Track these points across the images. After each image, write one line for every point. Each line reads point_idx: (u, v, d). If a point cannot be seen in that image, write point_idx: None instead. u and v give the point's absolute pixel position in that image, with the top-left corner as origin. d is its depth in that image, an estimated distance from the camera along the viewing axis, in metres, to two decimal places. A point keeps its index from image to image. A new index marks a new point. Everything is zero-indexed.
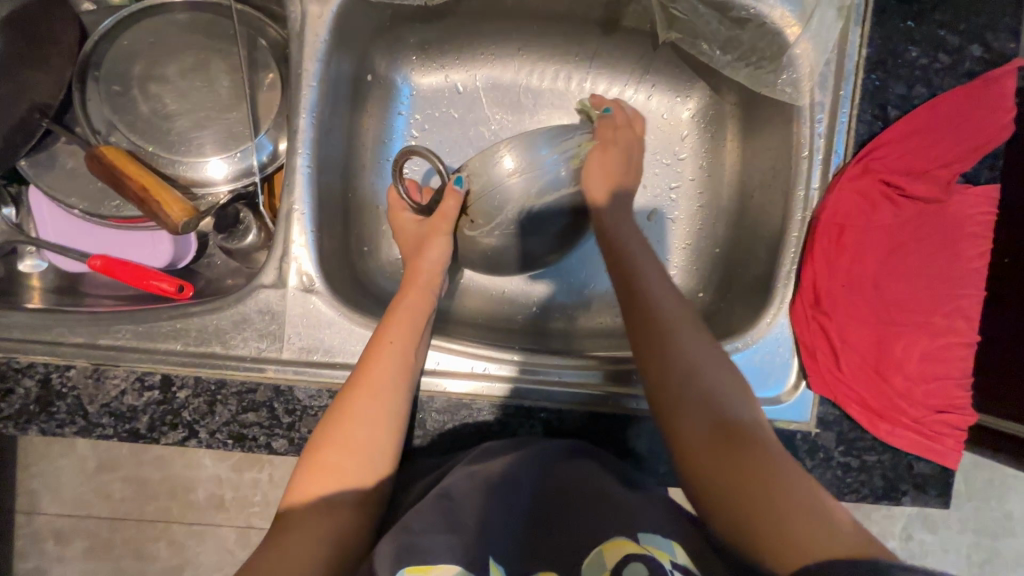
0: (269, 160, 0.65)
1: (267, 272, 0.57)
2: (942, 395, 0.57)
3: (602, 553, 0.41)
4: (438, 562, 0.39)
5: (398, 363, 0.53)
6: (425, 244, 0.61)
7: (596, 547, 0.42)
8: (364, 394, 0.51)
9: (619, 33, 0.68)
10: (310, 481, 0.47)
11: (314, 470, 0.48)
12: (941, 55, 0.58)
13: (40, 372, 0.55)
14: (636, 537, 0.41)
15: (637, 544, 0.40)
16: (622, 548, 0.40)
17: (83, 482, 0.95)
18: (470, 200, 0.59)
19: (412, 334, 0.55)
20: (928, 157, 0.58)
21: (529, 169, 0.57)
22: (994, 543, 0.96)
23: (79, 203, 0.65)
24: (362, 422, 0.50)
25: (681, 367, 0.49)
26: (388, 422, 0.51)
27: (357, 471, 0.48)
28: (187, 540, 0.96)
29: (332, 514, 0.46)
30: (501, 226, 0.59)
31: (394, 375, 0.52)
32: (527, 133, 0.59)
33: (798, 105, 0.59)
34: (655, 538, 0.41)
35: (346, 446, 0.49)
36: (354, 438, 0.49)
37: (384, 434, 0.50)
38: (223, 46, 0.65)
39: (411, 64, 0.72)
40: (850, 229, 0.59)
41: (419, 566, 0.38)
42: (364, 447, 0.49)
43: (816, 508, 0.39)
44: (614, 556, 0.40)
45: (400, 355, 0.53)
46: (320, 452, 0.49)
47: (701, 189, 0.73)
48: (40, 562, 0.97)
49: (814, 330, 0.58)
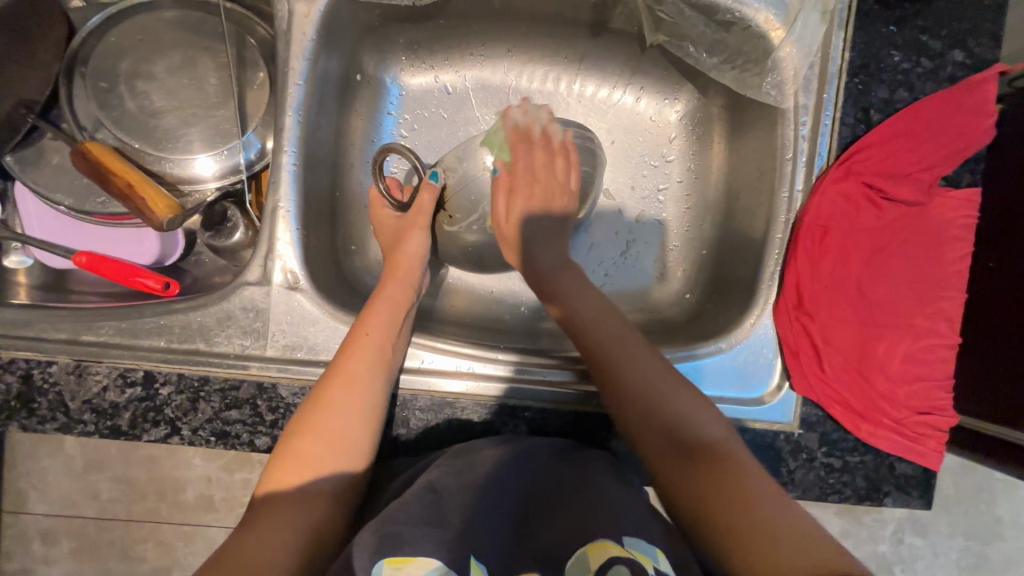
0: (257, 158, 0.65)
1: (251, 269, 0.57)
2: (924, 396, 0.58)
3: (587, 554, 0.40)
4: (419, 555, 0.39)
5: (377, 355, 0.53)
6: (402, 238, 0.62)
7: (580, 547, 0.41)
8: (342, 382, 0.51)
9: (606, 35, 0.69)
10: (285, 470, 0.47)
11: (290, 460, 0.48)
12: (923, 59, 0.59)
13: (22, 367, 0.55)
14: (622, 541, 0.41)
15: (621, 547, 0.40)
16: (606, 550, 0.39)
17: (70, 482, 0.94)
18: (447, 195, 0.62)
19: (391, 328, 0.55)
20: (911, 159, 0.58)
21: (504, 164, 0.61)
22: (984, 547, 0.96)
23: (65, 199, 0.64)
24: (339, 413, 0.50)
25: (632, 390, 0.50)
26: (363, 414, 0.51)
27: (334, 459, 0.49)
28: (175, 541, 0.96)
29: (311, 509, 0.46)
30: (479, 219, 0.63)
31: (372, 368, 0.52)
32: (500, 130, 0.62)
33: (782, 108, 0.60)
34: (638, 542, 0.41)
35: (322, 437, 0.49)
36: (331, 428, 0.49)
37: (362, 426, 0.50)
38: (212, 44, 0.65)
39: (400, 65, 0.72)
40: (832, 231, 0.59)
41: (397, 558, 0.38)
42: (342, 437, 0.49)
43: (779, 506, 0.41)
44: (598, 557, 0.39)
45: (378, 348, 0.53)
46: (298, 442, 0.48)
47: (689, 190, 0.73)
48: (26, 562, 0.96)
49: (797, 331, 0.59)
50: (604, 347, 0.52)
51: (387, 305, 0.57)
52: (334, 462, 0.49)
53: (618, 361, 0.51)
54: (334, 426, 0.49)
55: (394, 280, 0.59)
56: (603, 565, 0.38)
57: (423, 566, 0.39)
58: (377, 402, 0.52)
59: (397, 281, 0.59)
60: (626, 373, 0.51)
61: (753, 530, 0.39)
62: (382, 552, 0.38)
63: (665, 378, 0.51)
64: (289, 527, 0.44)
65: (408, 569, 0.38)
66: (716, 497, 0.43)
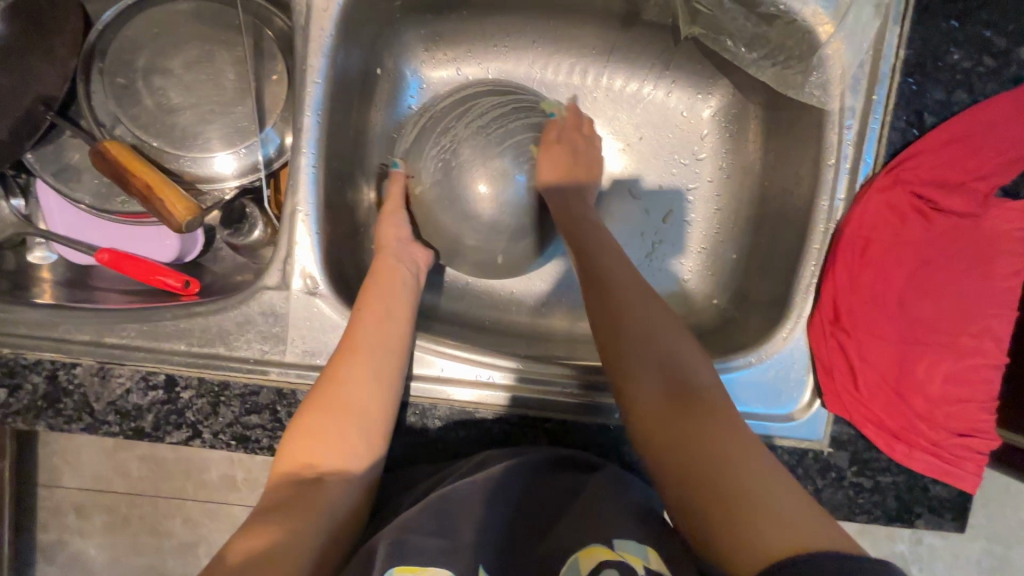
0: (275, 155, 0.63)
1: (270, 274, 0.57)
2: (964, 419, 0.54)
3: (579, 560, 0.41)
4: (431, 565, 0.40)
5: (376, 324, 0.53)
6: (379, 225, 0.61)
7: (571, 555, 0.42)
8: (345, 354, 0.52)
9: (638, 26, 0.65)
10: (296, 446, 0.47)
11: (299, 436, 0.48)
12: (986, 58, 0.55)
13: (47, 369, 0.55)
14: (613, 544, 0.42)
15: (609, 550, 0.41)
16: (595, 556, 0.41)
17: (102, 459, 0.98)
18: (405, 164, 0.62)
19: (392, 303, 0.55)
20: (966, 167, 0.54)
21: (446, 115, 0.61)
22: (1008, 550, 0.93)
23: (84, 197, 0.65)
24: (348, 386, 0.50)
25: (638, 337, 0.47)
26: (369, 384, 0.51)
27: (346, 433, 0.49)
28: (201, 518, 0.98)
29: (326, 488, 0.46)
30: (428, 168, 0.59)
31: (370, 333, 0.53)
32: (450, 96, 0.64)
33: (827, 110, 0.56)
34: (630, 543, 0.42)
35: (331, 410, 0.49)
36: (337, 398, 0.50)
37: (368, 394, 0.50)
38: (229, 37, 0.63)
39: (421, 57, 0.69)
40: (874, 242, 0.56)
41: (410, 566, 0.40)
42: (349, 406, 0.49)
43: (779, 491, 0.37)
44: (587, 564, 0.40)
45: (380, 318, 0.54)
46: (306, 418, 0.49)
47: (720, 190, 0.70)
48: (61, 534, 0.99)
49: (832, 348, 0.56)
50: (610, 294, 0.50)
51: (381, 280, 0.57)
52: (346, 437, 0.48)
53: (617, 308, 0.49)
54: (342, 396, 0.50)
55: (384, 258, 0.58)
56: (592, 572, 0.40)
57: None
58: (383, 369, 0.52)
59: (388, 259, 0.58)
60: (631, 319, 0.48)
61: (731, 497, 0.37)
62: (392, 560, 0.39)
63: (667, 329, 0.48)
64: (303, 508, 0.44)
65: None
66: (700, 450, 0.40)
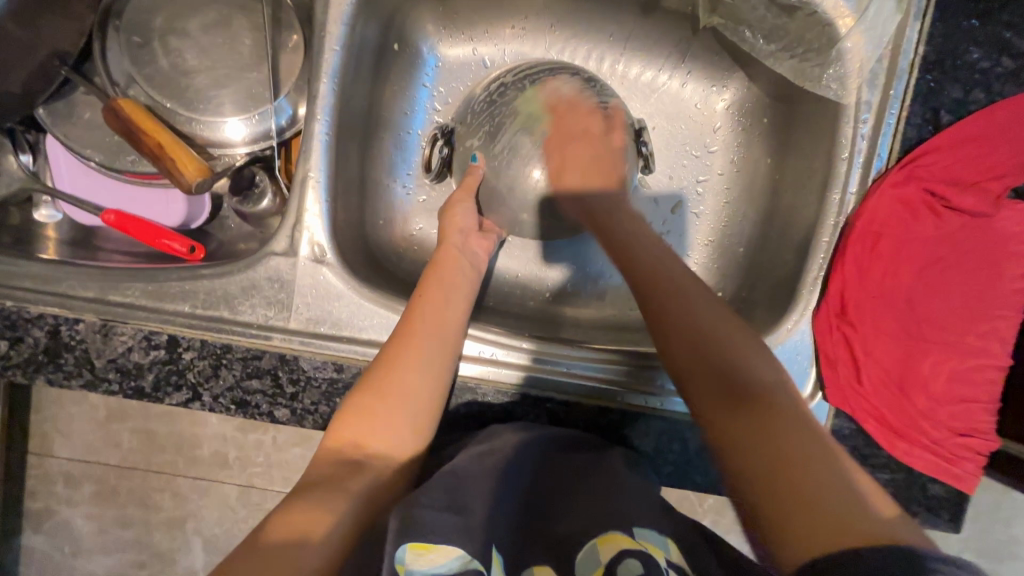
0: (287, 124, 0.63)
1: (278, 239, 0.56)
2: (966, 418, 0.54)
3: (597, 548, 0.40)
4: (441, 542, 0.36)
5: (435, 313, 0.53)
6: (444, 214, 0.61)
7: (589, 541, 0.41)
8: (404, 339, 0.51)
9: (657, 14, 0.65)
10: (346, 426, 0.47)
11: (347, 416, 0.48)
12: (1005, 59, 0.55)
13: (49, 323, 0.55)
14: (631, 532, 0.40)
15: (630, 539, 0.40)
16: (617, 544, 0.39)
17: (94, 429, 0.97)
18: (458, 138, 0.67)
19: (448, 291, 0.55)
20: (977, 168, 0.55)
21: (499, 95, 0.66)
22: (995, 565, 0.94)
23: (94, 154, 0.65)
24: (398, 371, 0.49)
25: (689, 331, 0.47)
26: (418, 370, 0.50)
27: (397, 417, 0.48)
28: (190, 494, 0.98)
29: (366, 474, 0.45)
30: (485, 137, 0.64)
31: (427, 321, 0.52)
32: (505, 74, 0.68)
33: (843, 103, 0.56)
34: (648, 533, 0.41)
35: (379, 395, 0.48)
36: (392, 386, 0.48)
37: (421, 381, 0.49)
38: (247, 3, 0.63)
39: (438, 35, 0.69)
40: (885, 237, 0.56)
41: (421, 543, 0.36)
42: (398, 393, 0.48)
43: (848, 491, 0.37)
44: (608, 552, 0.39)
45: (440, 307, 0.53)
46: (358, 402, 0.48)
47: (730, 184, 0.70)
48: (49, 502, 0.99)
49: (837, 340, 0.56)
50: (666, 278, 0.51)
51: (440, 272, 0.56)
52: (392, 424, 0.48)
53: (669, 301, 0.49)
54: (396, 384, 0.49)
55: (447, 250, 0.58)
56: (612, 561, 0.38)
57: (447, 555, 0.36)
58: (437, 357, 0.51)
59: (450, 250, 0.58)
60: (678, 309, 0.49)
61: (789, 502, 0.36)
62: (404, 538, 0.36)
63: (716, 320, 0.48)
64: (338, 489, 0.43)
65: (431, 556, 0.36)
66: (779, 455, 0.39)
